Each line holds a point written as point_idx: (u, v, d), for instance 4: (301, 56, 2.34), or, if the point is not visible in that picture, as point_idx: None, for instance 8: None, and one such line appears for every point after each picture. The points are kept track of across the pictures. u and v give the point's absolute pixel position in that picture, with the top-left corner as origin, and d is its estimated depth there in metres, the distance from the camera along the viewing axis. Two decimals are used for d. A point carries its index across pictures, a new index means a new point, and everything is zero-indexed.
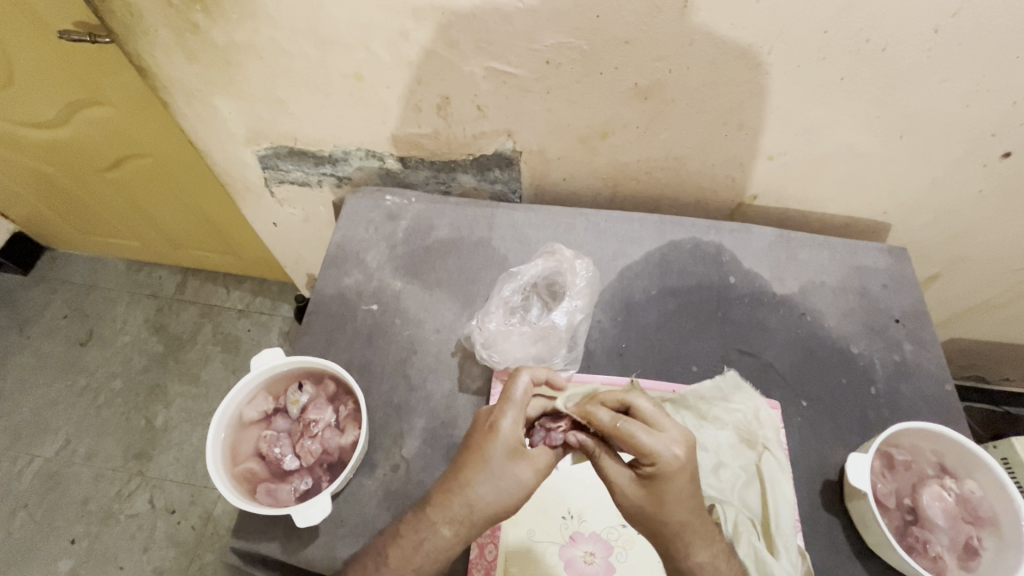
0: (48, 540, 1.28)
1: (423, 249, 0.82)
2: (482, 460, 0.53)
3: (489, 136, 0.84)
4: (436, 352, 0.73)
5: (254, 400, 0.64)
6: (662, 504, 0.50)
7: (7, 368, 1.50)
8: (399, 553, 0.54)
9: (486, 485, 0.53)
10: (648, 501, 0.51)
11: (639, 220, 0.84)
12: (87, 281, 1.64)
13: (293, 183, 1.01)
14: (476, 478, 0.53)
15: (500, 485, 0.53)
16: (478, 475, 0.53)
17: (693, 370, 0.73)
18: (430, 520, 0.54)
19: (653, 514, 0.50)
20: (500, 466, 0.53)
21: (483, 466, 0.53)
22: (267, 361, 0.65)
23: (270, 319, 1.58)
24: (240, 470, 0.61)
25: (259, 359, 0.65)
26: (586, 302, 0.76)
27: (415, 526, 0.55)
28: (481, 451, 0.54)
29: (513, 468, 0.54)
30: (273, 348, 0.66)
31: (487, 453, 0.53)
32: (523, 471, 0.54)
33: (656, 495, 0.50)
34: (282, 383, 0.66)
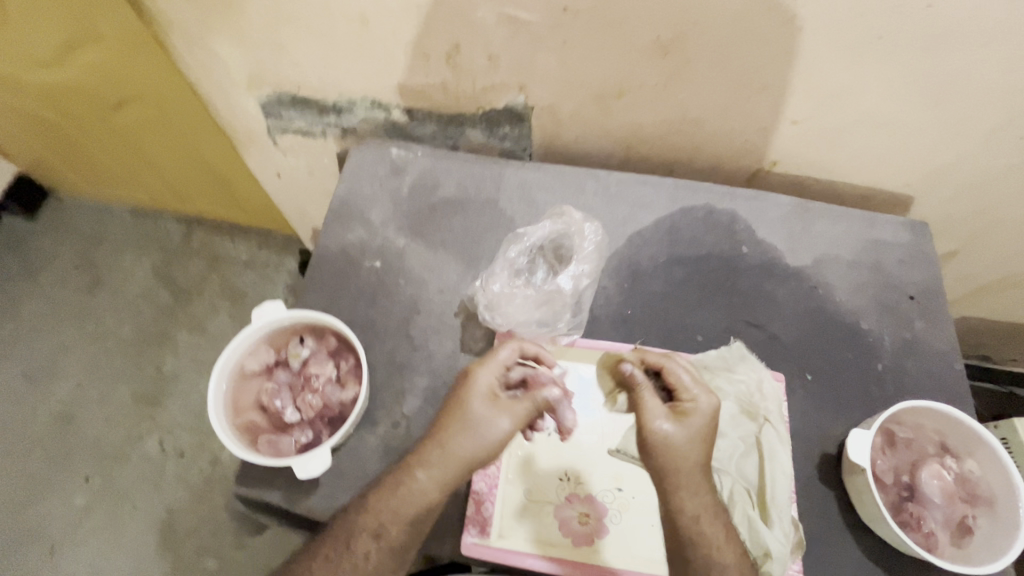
0: (64, 477, 1.33)
1: (428, 207, 0.80)
2: (460, 408, 0.56)
3: (500, 90, 0.81)
4: (439, 312, 0.72)
5: (255, 352, 0.64)
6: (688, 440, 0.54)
7: (19, 311, 1.53)
8: (386, 500, 0.55)
9: (465, 431, 0.55)
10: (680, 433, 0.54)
11: (652, 184, 0.81)
12: (93, 227, 1.63)
13: (297, 134, 0.99)
14: (456, 425, 0.56)
15: (478, 432, 0.55)
16: (456, 423, 0.56)
17: (698, 340, 0.72)
18: (414, 469, 0.55)
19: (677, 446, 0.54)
20: (478, 410, 0.56)
21: (464, 415, 0.56)
22: (269, 314, 0.64)
23: (275, 272, 1.58)
24: (241, 421, 0.61)
25: (259, 311, 0.64)
26: (593, 267, 0.74)
27: (399, 476, 0.56)
28: (460, 399, 0.57)
29: (492, 414, 0.56)
30: (274, 300, 0.65)
31: (465, 400, 0.56)
32: (501, 421, 0.55)
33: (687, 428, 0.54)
34: (282, 335, 0.65)
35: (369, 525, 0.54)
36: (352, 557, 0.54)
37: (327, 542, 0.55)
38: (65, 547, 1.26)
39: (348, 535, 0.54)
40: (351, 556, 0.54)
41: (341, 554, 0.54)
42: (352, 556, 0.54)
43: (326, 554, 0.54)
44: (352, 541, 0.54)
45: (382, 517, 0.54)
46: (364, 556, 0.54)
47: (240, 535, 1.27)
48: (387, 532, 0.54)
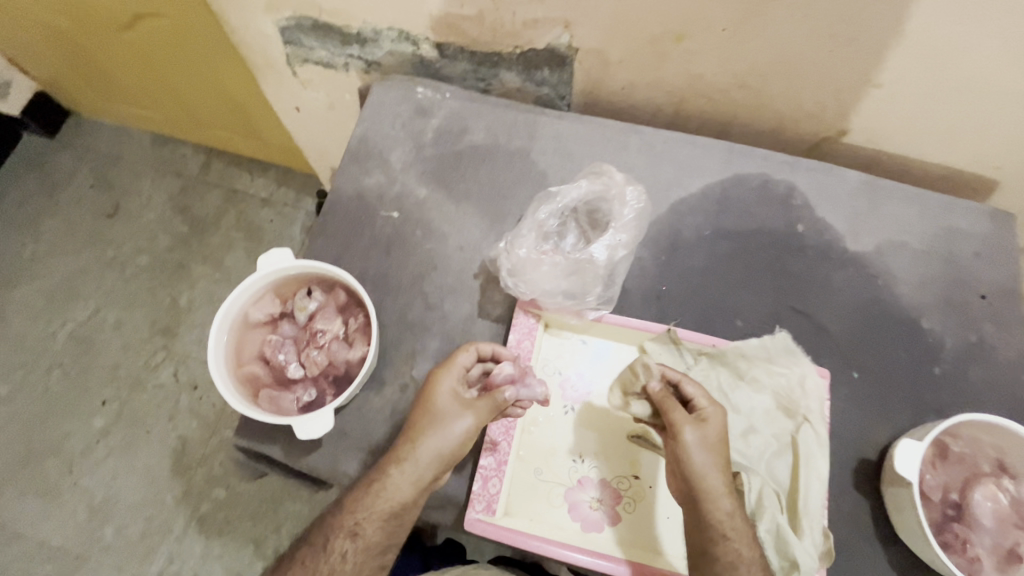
0: (82, 398, 1.36)
1: (453, 155, 0.73)
2: (426, 410, 0.54)
3: (542, 26, 0.71)
4: (457, 272, 0.67)
5: (260, 301, 0.60)
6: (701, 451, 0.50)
7: (38, 231, 1.52)
8: (359, 499, 0.53)
9: (431, 433, 0.53)
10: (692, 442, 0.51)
11: (703, 146, 0.73)
12: (112, 151, 1.59)
13: (318, 63, 0.91)
14: (425, 427, 0.54)
15: (445, 435, 0.53)
16: (424, 426, 0.54)
17: (737, 325, 0.66)
18: (387, 467, 0.53)
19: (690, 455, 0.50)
20: (444, 409, 0.54)
21: (433, 414, 0.54)
22: (276, 262, 0.59)
23: (293, 211, 1.53)
24: (242, 372, 0.58)
25: (266, 258, 0.59)
26: (631, 238, 0.64)
27: (375, 473, 0.54)
28: (426, 403, 0.55)
29: (457, 411, 0.54)
30: (282, 248, 0.60)
31: (430, 402, 0.55)
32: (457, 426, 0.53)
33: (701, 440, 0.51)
34: (289, 286, 0.61)
35: (344, 525, 0.53)
36: (329, 560, 0.52)
37: (307, 544, 0.54)
38: (83, 465, 1.30)
39: (325, 536, 0.53)
40: (328, 558, 0.52)
41: (319, 557, 0.53)
42: (328, 558, 0.52)
43: (305, 557, 0.53)
44: (328, 541, 0.53)
45: (356, 515, 0.52)
46: (342, 557, 0.52)
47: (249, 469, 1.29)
48: (362, 532, 0.52)
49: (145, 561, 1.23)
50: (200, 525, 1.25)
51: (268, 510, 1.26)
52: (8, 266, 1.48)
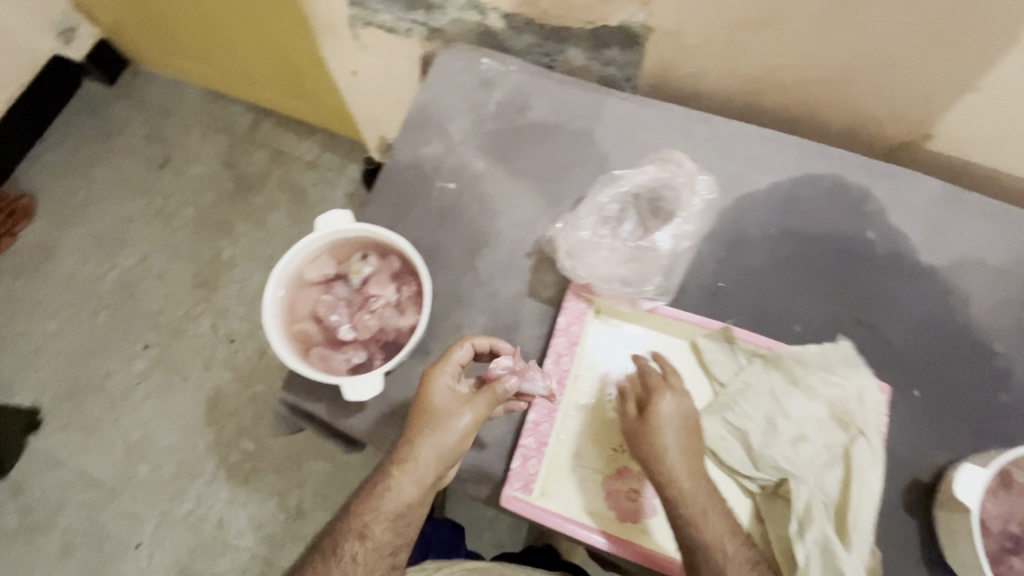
0: (124, 341, 1.40)
1: (514, 129, 0.71)
2: (423, 411, 0.53)
3: (619, 3, 0.69)
4: (510, 249, 0.66)
5: (316, 261, 0.60)
6: (658, 451, 0.52)
7: (91, 176, 1.55)
8: (366, 501, 0.53)
9: (429, 434, 0.52)
10: (647, 442, 0.53)
11: (775, 140, 0.70)
12: (166, 103, 1.62)
13: (380, 27, 0.90)
14: (424, 427, 0.53)
15: (442, 435, 0.52)
16: (423, 428, 0.53)
17: (794, 330, 0.64)
18: (389, 470, 0.53)
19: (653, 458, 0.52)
20: (442, 406, 0.53)
21: (431, 414, 0.53)
22: (335, 223, 0.59)
23: (337, 177, 1.54)
24: (295, 329, 0.58)
25: (326, 218, 0.59)
26: (696, 229, 0.65)
27: (380, 476, 0.54)
28: (422, 402, 0.54)
29: (455, 409, 0.53)
30: (341, 210, 0.60)
31: (427, 402, 0.54)
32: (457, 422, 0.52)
33: (652, 438, 0.53)
34: (343, 249, 0.61)
35: (353, 527, 0.53)
36: (339, 565, 0.52)
37: (318, 548, 0.54)
38: (123, 405, 1.35)
39: (335, 540, 0.53)
40: (339, 563, 0.52)
41: (329, 563, 0.53)
42: (338, 562, 0.52)
43: (317, 562, 0.54)
44: (339, 545, 0.53)
45: (363, 517, 0.53)
46: (352, 561, 0.52)
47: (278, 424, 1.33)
48: (370, 535, 0.52)
49: (175, 502, 1.28)
50: (229, 472, 1.30)
51: (294, 465, 1.30)
52: (61, 206, 1.52)
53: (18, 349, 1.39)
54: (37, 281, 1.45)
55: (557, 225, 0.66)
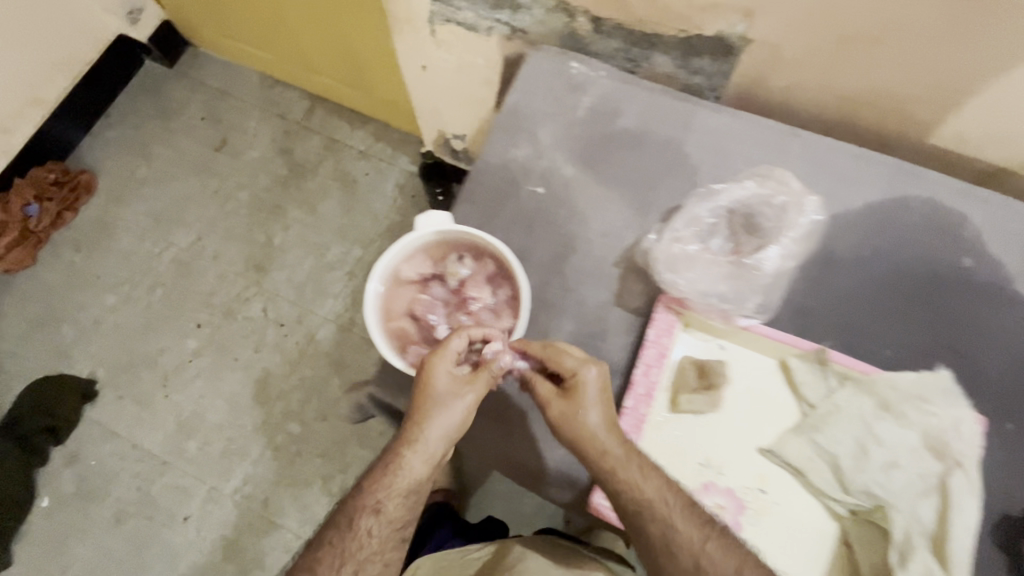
0: (178, 319, 1.43)
1: (603, 136, 0.71)
2: (422, 398, 0.56)
3: (721, 13, 0.68)
4: (598, 257, 0.66)
5: (413, 260, 0.61)
6: (582, 433, 0.55)
7: (150, 154, 1.58)
8: (379, 480, 0.58)
9: (436, 418, 0.56)
10: (570, 424, 0.56)
11: (870, 159, 0.68)
12: (223, 85, 1.64)
13: (462, 24, 0.90)
14: (426, 411, 0.56)
15: (445, 419, 0.56)
16: (424, 414, 0.56)
17: (885, 355, 0.63)
18: (396, 452, 0.57)
19: (579, 440, 0.55)
20: (444, 392, 0.56)
21: (433, 399, 0.56)
22: (434, 224, 0.60)
23: (388, 168, 1.55)
24: (393, 327, 0.60)
25: (425, 218, 0.60)
26: (799, 249, 0.66)
27: (387, 457, 0.58)
28: (420, 390, 0.56)
29: (456, 394, 0.56)
30: (439, 210, 0.61)
31: (426, 393, 0.56)
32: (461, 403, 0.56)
33: (574, 421, 0.55)
34: (441, 248, 0.62)
35: (367, 504, 0.58)
36: (356, 538, 0.58)
37: (334, 524, 0.59)
38: (175, 381, 1.39)
39: (350, 517, 0.58)
40: (357, 535, 0.58)
41: (348, 537, 0.58)
42: (356, 535, 0.58)
43: (334, 538, 0.58)
44: (354, 520, 0.58)
45: (377, 495, 0.57)
46: (369, 533, 0.58)
47: (323, 409, 1.36)
48: (384, 508, 0.58)
49: (223, 478, 1.32)
50: (275, 453, 1.33)
51: (337, 450, 1.33)
52: (120, 183, 1.56)
53: (77, 321, 1.43)
54: (97, 255, 1.49)
55: (650, 234, 0.66)
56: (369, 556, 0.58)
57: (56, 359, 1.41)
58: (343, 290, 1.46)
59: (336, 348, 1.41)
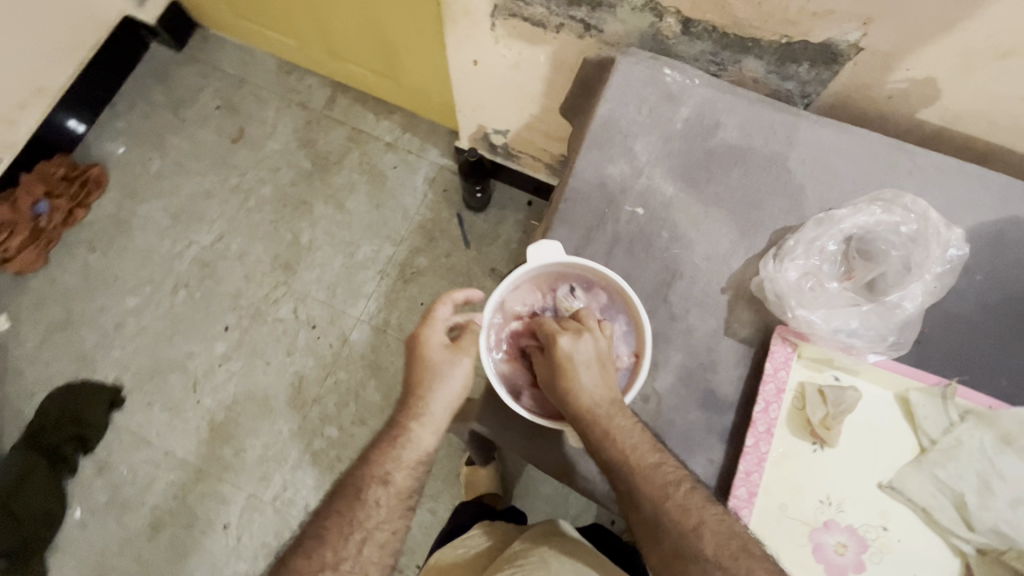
0: (205, 321, 1.38)
1: (704, 152, 0.67)
2: (425, 373, 0.59)
3: (836, 20, 0.63)
4: (704, 283, 0.63)
5: (521, 293, 0.61)
6: (566, 389, 0.54)
7: (164, 147, 1.50)
8: (386, 451, 0.58)
9: (439, 389, 0.58)
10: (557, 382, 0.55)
11: (981, 178, 0.65)
12: (238, 72, 1.54)
13: (528, 21, 0.84)
14: (431, 383, 0.59)
15: (449, 393, 0.59)
16: (427, 386, 0.59)
17: (1002, 385, 0.62)
18: (400, 425, 0.59)
19: (567, 398, 0.54)
20: (439, 361, 0.59)
21: (431, 368, 0.59)
22: (545, 256, 0.59)
23: (417, 161, 1.48)
24: (502, 363, 0.60)
25: (536, 250, 0.59)
26: (932, 284, 0.60)
27: (391, 430, 0.59)
28: (423, 366, 0.59)
29: (455, 372, 0.59)
30: (550, 240, 0.59)
31: (427, 365, 0.59)
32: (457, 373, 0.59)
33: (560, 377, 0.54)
34: (554, 281, 0.61)
35: (375, 474, 0.57)
36: (365, 507, 0.56)
37: (341, 495, 0.58)
38: (206, 386, 1.34)
39: (358, 486, 0.57)
40: (364, 507, 0.56)
41: (355, 506, 0.57)
42: (365, 505, 0.56)
43: (342, 507, 0.57)
44: (363, 490, 0.57)
45: (386, 465, 0.57)
46: (376, 504, 0.56)
47: (362, 413, 1.32)
48: (393, 478, 0.57)
49: (261, 485, 1.27)
50: (314, 458, 1.29)
51: None
52: (134, 178, 1.47)
53: (99, 325, 1.37)
54: (115, 255, 1.42)
55: (767, 263, 0.62)
56: (376, 528, 0.56)
57: (79, 365, 1.35)
58: (375, 289, 1.39)
59: (372, 350, 1.36)
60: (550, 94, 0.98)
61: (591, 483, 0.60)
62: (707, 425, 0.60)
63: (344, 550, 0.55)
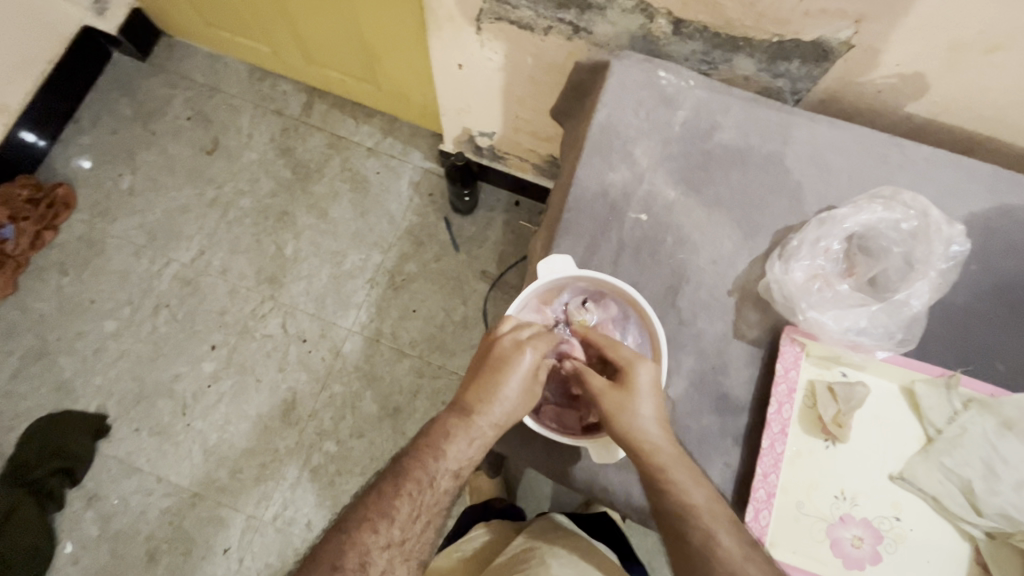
0: (190, 341, 1.33)
1: (703, 154, 0.67)
2: (505, 380, 0.55)
3: (827, 18, 0.63)
4: (711, 287, 0.64)
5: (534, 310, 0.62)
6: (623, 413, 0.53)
7: (135, 162, 1.44)
8: (460, 445, 0.55)
9: (516, 397, 0.55)
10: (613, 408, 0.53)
11: (972, 169, 0.67)
12: (208, 80, 1.49)
13: (515, 24, 0.81)
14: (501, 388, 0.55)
15: (520, 405, 0.55)
16: (506, 395, 0.55)
17: (999, 370, 0.64)
18: (476, 421, 0.55)
19: (627, 435, 0.52)
20: (509, 360, 0.56)
21: (502, 372, 0.55)
22: (553, 271, 0.60)
23: (400, 165, 1.43)
24: None
25: (544, 267, 0.60)
26: (936, 278, 0.61)
27: (462, 420, 0.55)
28: (503, 372, 0.55)
29: (527, 390, 0.56)
30: (558, 256, 0.61)
31: (510, 369, 0.55)
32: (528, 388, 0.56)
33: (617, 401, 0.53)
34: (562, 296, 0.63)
35: (448, 465, 0.55)
36: (435, 493, 0.54)
37: (411, 478, 0.54)
38: (196, 409, 1.30)
39: (431, 474, 0.54)
40: (433, 492, 0.54)
41: (425, 490, 0.54)
42: (435, 492, 0.54)
43: (412, 490, 0.54)
44: (436, 478, 0.54)
45: (457, 457, 0.55)
46: (444, 493, 0.55)
47: (360, 425, 1.28)
48: (464, 472, 0.56)
49: (260, 505, 1.24)
50: (313, 474, 1.25)
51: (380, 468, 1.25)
52: (105, 196, 1.41)
53: (78, 351, 1.32)
54: (90, 277, 1.36)
55: (773, 265, 0.63)
56: (436, 514, 0.55)
57: (59, 395, 1.29)
58: (366, 298, 1.35)
59: (366, 361, 1.31)
60: (539, 95, 0.96)
61: (612, 493, 0.61)
62: (721, 427, 0.61)
63: (409, 530, 0.53)
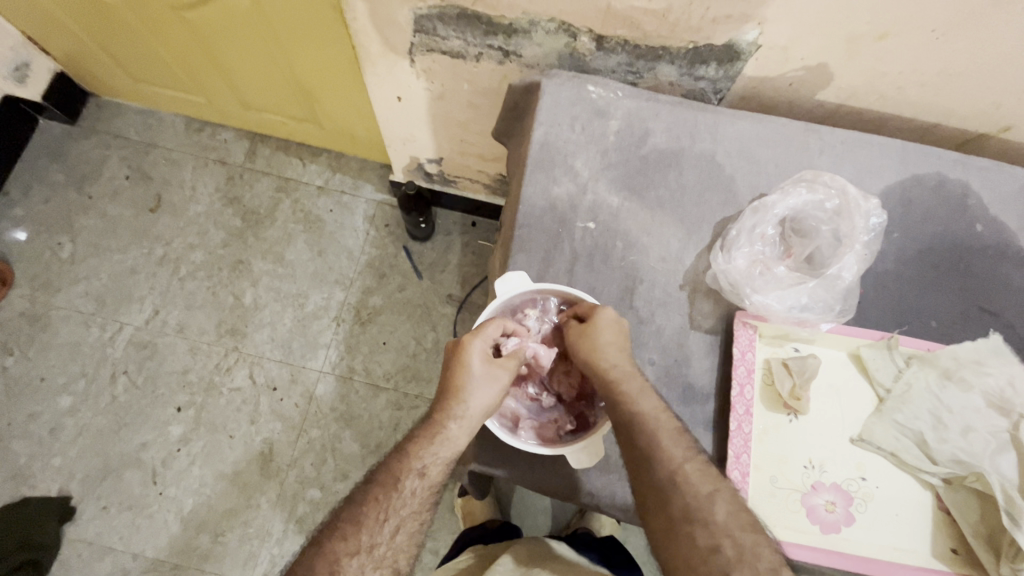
0: (154, 406, 1.28)
1: (639, 159, 0.71)
2: (463, 370, 0.58)
3: (734, 22, 0.68)
4: (664, 283, 0.67)
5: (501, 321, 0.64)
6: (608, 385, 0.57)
7: (74, 229, 1.38)
8: (422, 446, 0.57)
9: (478, 385, 0.58)
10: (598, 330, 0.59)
11: (883, 146, 0.72)
12: (144, 137, 1.46)
13: (447, 53, 0.84)
14: (464, 387, 0.58)
15: (488, 385, 0.58)
16: (468, 382, 0.58)
17: (932, 326, 0.69)
18: (441, 422, 0.57)
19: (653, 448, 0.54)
20: (478, 355, 0.59)
21: (464, 365, 0.58)
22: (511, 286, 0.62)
23: (353, 200, 1.43)
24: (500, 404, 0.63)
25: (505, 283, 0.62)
26: (863, 247, 0.66)
27: (429, 426, 0.58)
28: (460, 363, 0.59)
29: (492, 370, 0.59)
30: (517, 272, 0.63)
31: (467, 360, 0.58)
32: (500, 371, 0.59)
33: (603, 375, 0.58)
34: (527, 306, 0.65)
35: (412, 465, 0.57)
36: (402, 496, 0.56)
37: (377, 483, 0.56)
38: (167, 476, 1.24)
39: (395, 475, 0.56)
40: (399, 494, 0.56)
41: (392, 493, 0.56)
42: (401, 494, 0.56)
43: (378, 494, 0.55)
44: (400, 480, 0.56)
45: (424, 458, 0.56)
46: (411, 495, 0.56)
47: (343, 467, 1.25)
48: (430, 472, 0.57)
49: (248, 565, 1.19)
50: (299, 525, 1.21)
51: None
52: (44, 267, 1.35)
53: (31, 434, 1.25)
54: (38, 353, 1.30)
55: (717, 256, 0.66)
56: (409, 517, 0.56)
57: (16, 482, 1.22)
58: (333, 338, 1.33)
59: (341, 401, 1.29)
60: (480, 119, 0.99)
61: (595, 498, 0.62)
62: (692, 416, 0.63)
63: (377, 535, 0.54)
